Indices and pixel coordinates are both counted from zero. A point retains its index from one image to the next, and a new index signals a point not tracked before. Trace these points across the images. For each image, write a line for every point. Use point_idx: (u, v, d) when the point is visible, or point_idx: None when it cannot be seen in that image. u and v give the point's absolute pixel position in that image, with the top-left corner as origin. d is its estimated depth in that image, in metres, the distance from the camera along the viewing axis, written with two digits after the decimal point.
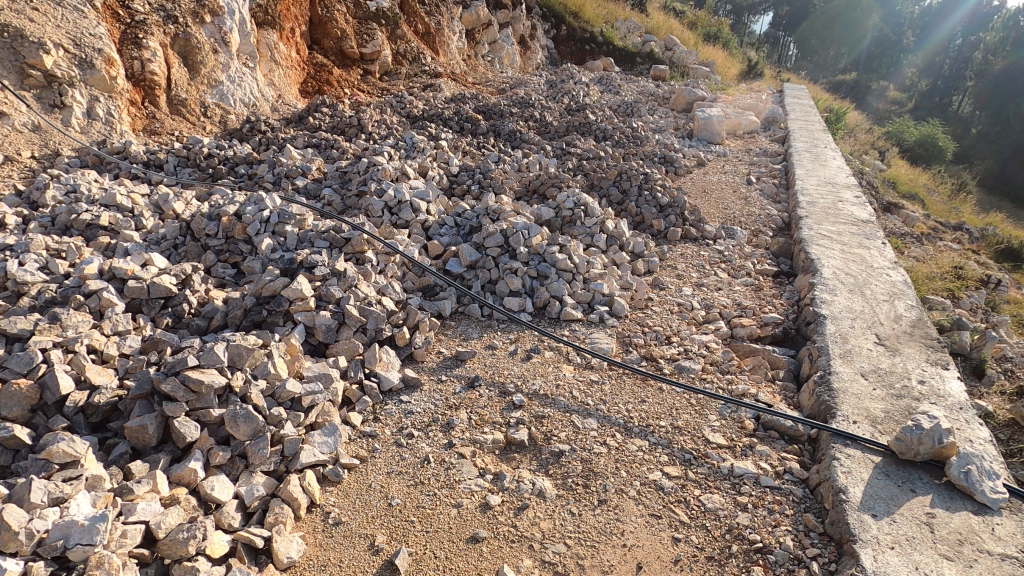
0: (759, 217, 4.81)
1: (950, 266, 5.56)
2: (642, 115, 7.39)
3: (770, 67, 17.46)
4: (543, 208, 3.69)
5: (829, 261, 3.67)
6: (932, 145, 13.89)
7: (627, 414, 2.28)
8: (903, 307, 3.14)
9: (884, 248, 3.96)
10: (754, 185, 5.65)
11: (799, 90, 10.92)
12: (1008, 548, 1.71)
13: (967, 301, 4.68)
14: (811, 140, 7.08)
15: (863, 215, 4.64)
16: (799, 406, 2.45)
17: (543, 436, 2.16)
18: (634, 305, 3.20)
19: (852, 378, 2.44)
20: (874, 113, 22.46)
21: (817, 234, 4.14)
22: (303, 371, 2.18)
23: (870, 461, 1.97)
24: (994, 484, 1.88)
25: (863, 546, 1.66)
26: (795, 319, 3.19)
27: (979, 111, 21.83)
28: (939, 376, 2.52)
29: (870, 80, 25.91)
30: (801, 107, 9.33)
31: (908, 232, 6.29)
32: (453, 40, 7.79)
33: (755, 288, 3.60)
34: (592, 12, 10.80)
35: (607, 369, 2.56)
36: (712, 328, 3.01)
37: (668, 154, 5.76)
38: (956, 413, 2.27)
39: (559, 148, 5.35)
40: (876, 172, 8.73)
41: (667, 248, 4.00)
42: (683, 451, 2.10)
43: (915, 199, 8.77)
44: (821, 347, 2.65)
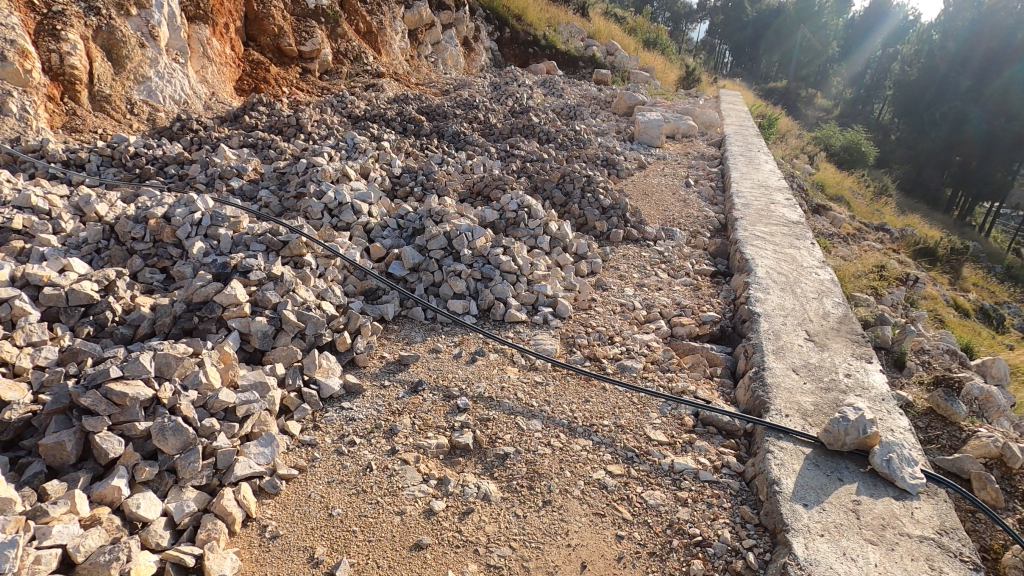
0: (697, 219, 4.96)
1: (874, 265, 5.89)
2: (585, 119, 7.50)
3: (707, 74, 18.03)
4: (486, 211, 3.70)
5: (763, 260, 3.81)
6: (856, 150, 14.65)
7: (571, 415, 2.30)
8: (830, 304, 3.29)
9: (813, 248, 4.15)
10: (692, 187, 5.83)
11: (734, 96, 11.36)
12: (926, 531, 1.81)
13: (889, 297, 4.96)
14: (745, 145, 7.34)
15: (793, 216, 4.84)
16: (735, 401, 2.54)
17: (487, 439, 2.15)
18: (578, 306, 3.23)
19: (784, 374, 2.54)
20: (805, 119, 23.85)
21: (751, 235, 4.31)
22: (237, 380, 2.09)
23: (801, 453, 2.06)
24: (913, 470, 1.99)
25: (794, 536, 1.72)
26: (731, 317, 3.30)
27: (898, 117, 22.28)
28: (864, 370, 2.65)
29: (800, 87, 27.35)
30: (736, 113, 9.70)
31: (835, 232, 6.62)
32: (396, 40, 7.71)
33: (694, 287, 3.71)
34: (535, 16, 10.90)
35: (551, 370, 2.58)
36: (653, 328, 3.07)
37: (610, 157, 5.88)
38: (879, 404, 2.40)
39: (503, 150, 5.37)
40: (806, 175, 9.17)
41: (609, 248, 4.08)
42: (626, 450, 2.14)
43: (842, 202, 9.26)
44: (756, 344, 2.75)
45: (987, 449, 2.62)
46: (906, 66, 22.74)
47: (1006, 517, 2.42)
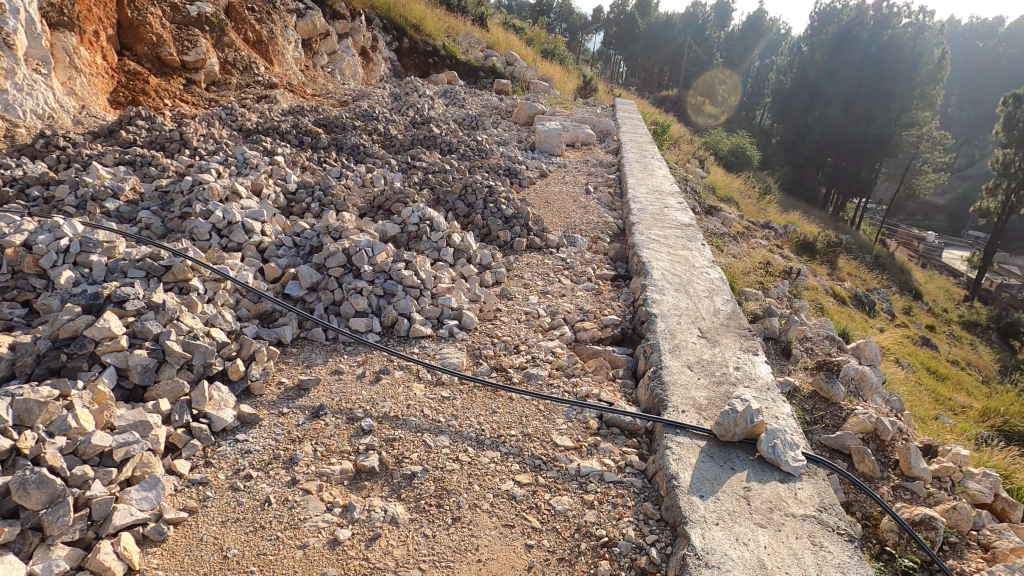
0: (597, 225, 5.13)
1: (761, 261, 6.32)
2: (487, 129, 7.58)
3: (603, 83, 18.74)
4: (387, 224, 3.65)
5: (658, 263, 4.00)
6: (742, 153, 15.75)
7: (479, 428, 2.31)
8: (720, 301, 3.50)
9: (703, 249, 4.39)
10: (592, 194, 6.02)
11: (628, 105, 11.88)
12: (808, 509, 1.96)
13: (774, 291, 5.34)
14: (640, 151, 7.69)
15: (685, 219, 5.12)
16: (637, 401, 2.64)
17: (393, 460, 2.10)
18: (483, 317, 3.24)
19: (680, 371, 2.67)
20: (695, 126, 25.40)
21: (647, 238, 4.50)
22: (114, 422, 1.93)
23: (697, 446, 2.17)
24: (794, 453, 2.15)
25: (693, 527, 1.80)
26: (631, 319, 3.44)
27: (778, 122, 24.20)
28: (751, 362, 2.84)
29: (690, 96, 29.20)
30: (631, 121, 10.14)
31: (725, 232, 7.05)
32: (288, 49, 7.45)
33: (595, 292, 3.83)
34: (433, 26, 10.90)
35: (457, 384, 2.57)
36: (557, 334, 3.14)
37: (512, 166, 5.96)
38: (765, 394, 2.57)
39: (404, 162, 5.30)
40: (698, 179, 9.72)
41: (513, 257, 4.14)
42: (533, 458, 2.17)
43: (731, 203, 9.89)
44: (653, 344, 2.88)
45: (863, 426, 2.89)
46: (782, 76, 24.67)
47: (882, 486, 2.68)
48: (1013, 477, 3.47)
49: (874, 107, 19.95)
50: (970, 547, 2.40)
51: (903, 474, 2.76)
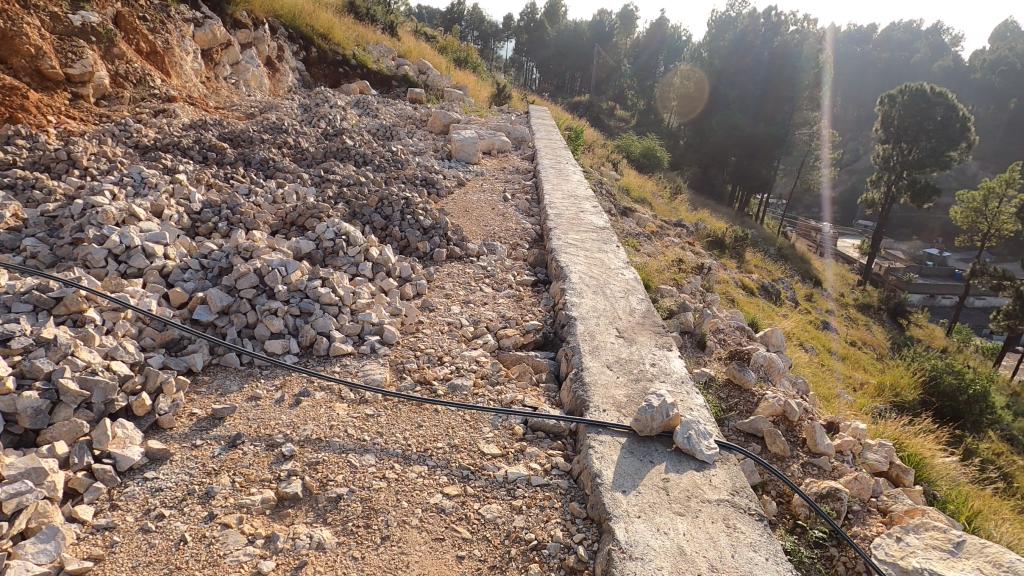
0: (515, 231, 5.22)
1: (674, 258, 6.61)
2: (401, 139, 7.53)
3: (516, 90, 19.00)
4: (301, 241, 3.57)
5: (575, 266, 4.11)
6: (652, 155, 16.42)
7: (405, 443, 2.29)
8: (635, 301, 3.64)
9: (618, 251, 4.55)
10: (509, 202, 6.10)
11: (541, 112, 12.13)
12: (722, 494, 2.08)
13: (688, 286, 5.59)
14: (555, 157, 7.87)
15: (599, 222, 5.29)
16: (560, 403, 2.71)
17: (318, 484, 2.06)
18: (405, 330, 3.22)
19: (600, 371, 2.76)
20: (607, 130, 26.28)
21: (564, 243, 4.62)
22: (3, 472, 1.78)
23: (618, 443, 2.25)
24: (708, 442, 2.28)
25: (617, 522, 1.87)
26: (552, 323, 3.53)
27: (684, 123, 25.42)
28: (666, 358, 2.98)
29: (601, 102, 30.22)
30: (545, 127, 10.35)
31: (640, 232, 7.32)
32: (187, 60, 7.10)
33: (516, 298, 3.89)
34: (341, 35, 10.70)
35: (381, 401, 2.55)
36: (480, 343, 3.17)
37: (428, 176, 5.96)
38: (679, 387, 2.70)
39: (317, 176, 5.17)
40: (612, 182, 10.04)
41: (433, 268, 4.14)
42: (461, 468, 2.18)
43: (645, 203, 10.28)
44: (574, 346, 2.96)
45: (773, 409, 3.10)
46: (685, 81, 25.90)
47: (793, 464, 2.88)
48: (904, 445, 3.81)
49: (771, 109, 21.34)
50: (871, 513, 2.62)
51: (810, 451, 2.97)
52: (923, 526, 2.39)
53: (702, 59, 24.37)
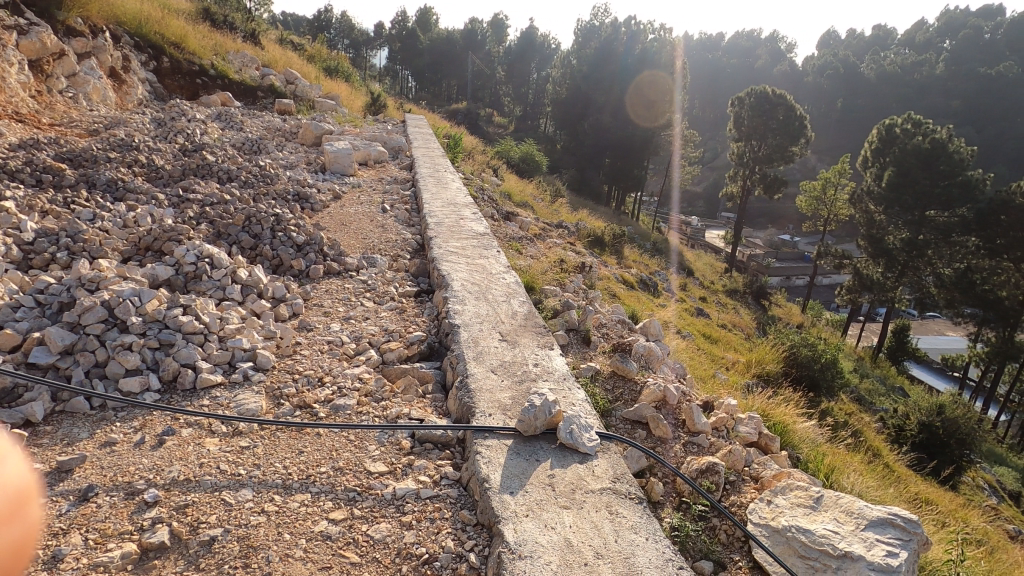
0: (396, 242, 5.14)
1: (556, 259, 6.81)
2: (270, 152, 7.18)
3: (392, 99, 18.74)
4: (158, 268, 3.31)
5: (457, 274, 4.12)
6: (531, 160, 16.87)
7: (285, 472, 2.19)
8: (517, 303, 3.73)
9: (498, 256, 4.63)
10: (389, 213, 6.00)
11: (418, 121, 12.07)
12: (605, 482, 2.17)
13: (570, 285, 5.78)
14: (433, 165, 7.87)
15: (479, 228, 5.34)
16: (447, 413, 2.71)
17: (188, 528, 1.90)
18: (281, 354, 3.06)
19: (485, 376, 2.79)
20: (486, 136, 26.64)
21: (445, 251, 4.62)
22: None
23: (504, 446, 2.29)
24: (589, 434, 2.38)
25: (505, 524, 1.89)
26: (436, 333, 3.52)
27: (560, 128, 26.31)
28: (547, 357, 3.08)
29: (478, 110, 30.59)
30: (421, 135, 10.31)
31: (522, 235, 7.48)
32: (11, 73, 6.30)
33: (399, 310, 3.83)
34: (196, 44, 10.02)
35: (257, 432, 2.42)
36: (362, 359, 3.09)
37: (301, 191, 5.72)
38: (561, 384, 2.80)
39: (175, 196, 4.78)
40: (493, 187, 10.19)
41: (310, 286, 3.97)
42: (347, 491, 2.12)
43: (526, 207, 10.54)
44: (458, 354, 2.97)
45: (654, 396, 3.29)
46: (557, 87, 26.84)
47: (674, 445, 3.06)
48: (770, 415, 4.17)
49: (638, 112, 22.62)
50: (744, 481, 2.84)
51: (689, 431, 3.18)
52: (788, 487, 2.63)
53: (571, 66, 25.41)
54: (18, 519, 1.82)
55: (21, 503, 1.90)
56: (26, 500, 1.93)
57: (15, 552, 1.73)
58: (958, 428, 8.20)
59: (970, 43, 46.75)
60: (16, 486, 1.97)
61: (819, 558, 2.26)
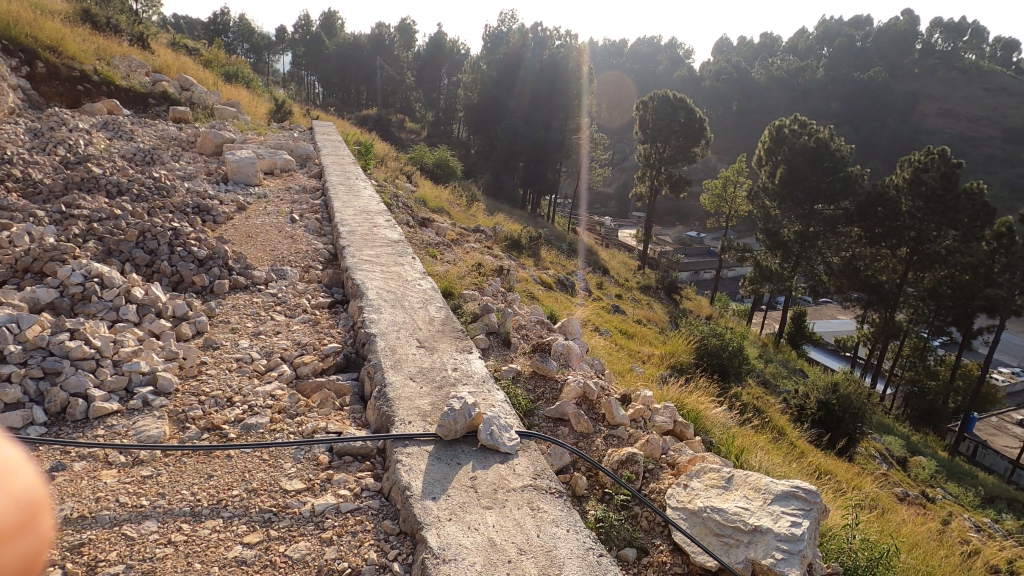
0: (307, 253, 4.98)
1: (473, 263, 6.83)
2: (165, 163, 6.76)
3: (298, 105, 18.13)
4: (38, 291, 3.05)
5: (371, 282, 4.05)
6: (445, 165, 16.81)
7: (194, 499, 2.07)
8: (434, 309, 3.73)
9: (414, 262, 4.60)
10: (298, 223, 5.81)
11: (327, 129, 11.75)
12: (526, 481, 2.22)
13: (489, 288, 5.82)
14: (344, 173, 7.68)
15: (393, 235, 5.28)
16: (367, 424, 2.67)
17: (84, 567, 1.74)
18: (185, 376, 2.89)
19: (403, 384, 2.77)
20: (398, 142, 26.30)
21: (359, 259, 4.54)
22: None
23: (425, 452, 2.28)
24: (508, 435, 2.41)
25: (428, 530, 1.88)
26: (352, 344, 3.46)
27: (472, 133, 26.37)
28: (466, 360, 3.10)
29: (389, 116, 30.15)
30: (330, 143, 10.05)
31: (439, 241, 7.45)
32: None
33: (313, 323, 3.73)
34: (76, 47, 9.27)
35: (161, 459, 2.28)
36: (275, 376, 2.97)
37: (201, 203, 5.42)
38: (481, 387, 2.83)
39: (57, 212, 4.40)
40: (408, 194, 10.09)
41: (215, 302, 3.78)
42: (263, 512, 2.04)
43: (443, 213, 10.51)
44: (376, 363, 2.93)
45: (574, 392, 3.38)
46: (468, 92, 26.93)
47: (596, 438, 3.15)
48: (684, 403, 4.37)
49: (547, 117, 23.01)
50: (662, 468, 2.98)
51: (609, 424, 3.28)
52: (702, 470, 2.78)
53: (481, 72, 25.57)
54: (32, 531, 1.81)
55: (36, 514, 1.88)
56: (40, 509, 1.92)
57: (28, 562, 1.71)
58: (851, 403, 8.89)
59: (844, 50, 51.10)
60: (30, 494, 1.96)
61: (731, 534, 2.40)
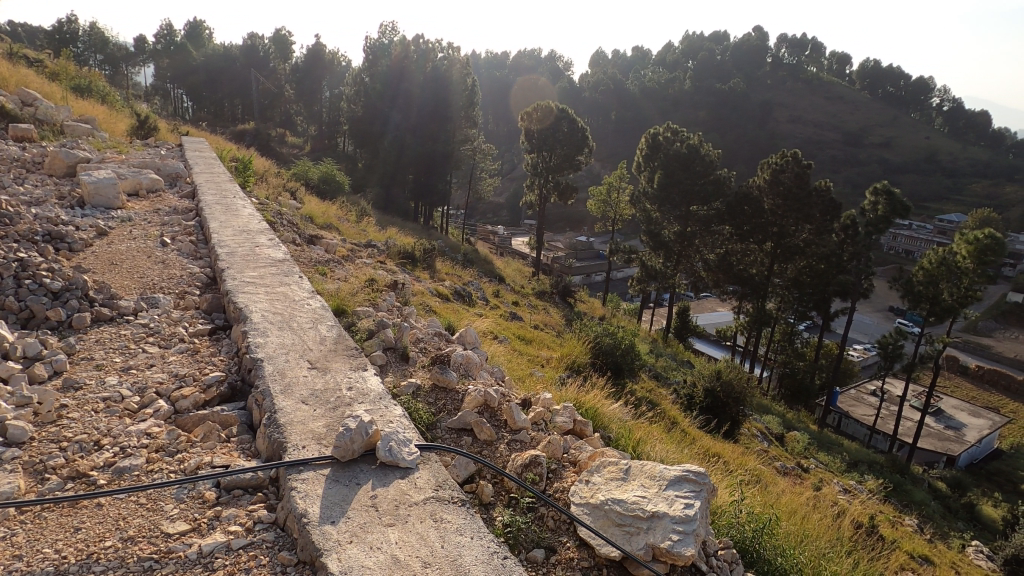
0: (181, 278, 4.65)
1: (366, 279, 6.70)
2: (6, 187, 6.03)
3: (164, 120, 16.89)
4: None
5: (256, 305, 3.85)
6: (332, 180, 16.34)
7: (58, 557, 1.86)
8: (325, 328, 3.62)
9: (301, 282, 4.43)
10: (170, 246, 5.40)
11: (199, 146, 11.06)
12: (429, 494, 2.21)
13: (384, 304, 5.73)
14: (220, 192, 7.25)
15: (278, 255, 5.07)
16: (257, 453, 2.56)
17: None
18: (41, 422, 2.60)
19: (296, 409, 2.66)
20: (279, 158, 25.25)
21: (240, 281, 4.30)
22: None
23: (321, 476, 2.21)
24: (408, 449, 2.39)
25: (328, 556, 1.81)
26: (237, 372, 3.27)
27: (359, 147, 25.79)
28: (361, 378, 3.04)
29: (268, 131, 28.83)
30: (204, 160, 9.45)
31: (329, 258, 7.22)
32: None
33: (192, 352, 3.49)
34: None
35: (16, 517, 2.03)
36: (149, 412, 2.74)
37: (53, 229, 4.89)
38: (378, 404, 2.78)
39: None
40: (293, 211, 9.71)
41: (73, 338, 3.42)
42: (142, 561, 1.87)
43: (331, 229, 10.21)
44: (263, 390, 2.79)
45: (475, 401, 3.41)
46: (351, 105, 26.40)
47: (499, 444, 3.19)
48: (582, 402, 4.51)
49: (435, 128, 22.96)
50: (564, 467, 3.07)
51: (512, 429, 3.33)
52: (602, 465, 2.90)
53: (364, 84, 25.20)
54: None
55: None
56: None
57: None
58: (733, 389, 9.57)
59: (706, 63, 55.38)
60: None
61: (632, 522, 2.52)
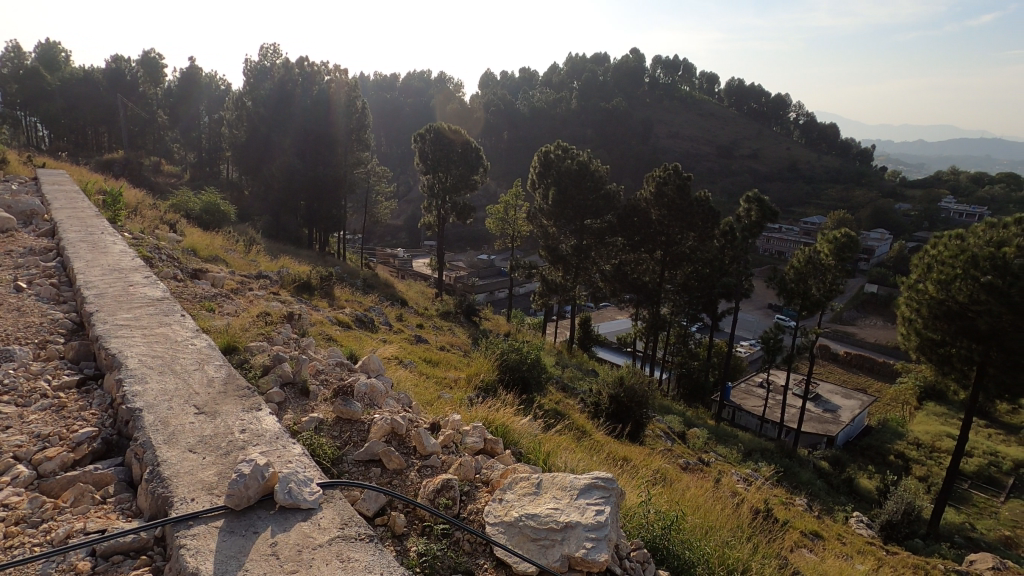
0: (41, 326, 4.20)
1: (259, 312, 6.34)
2: None
3: (12, 151, 15.19)
4: None
5: (132, 349, 3.55)
6: (216, 210, 15.38)
7: None
8: (213, 369, 3.40)
9: (184, 320, 4.15)
10: (25, 291, 4.85)
11: (59, 179, 10.09)
12: (334, 534, 2.12)
13: (279, 337, 5.44)
14: (85, 228, 6.64)
15: (156, 294, 4.71)
16: (139, 512, 2.34)
17: None
18: None
19: (182, 459, 2.46)
20: (153, 188, 23.51)
21: (113, 325, 3.94)
22: None
23: (214, 529, 2.06)
24: (309, 489, 2.29)
25: None
26: (113, 426, 2.99)
27: (246, 174, 24.70)
28: (256, 419, 2.87)
29: (139, 160, 26.79)
30: (65, 195, 8.62)
31: (217, 293, 6.79)
32: None
33: (58, 408, 3.15)
34: None
35: None
36: (5, 480, 2.43)
37: None
38: (275, 445, 2.65)
39: None
40: (173, 245, 9.06)
41: None
42: None
43: (218, 261, 9.63)
44: (143, 443, 2.56)
45: (383, 430, 3.32)
46: (233, 131, 25.33)
47: (410, 472, 3.11)
48: (492, 420, 4.52)
49: (321, 150, 22.34)
50: (477, 488, 3.05)
51: (421, 455, 3.26)
52: (513, 482, 2.92)
53: (245, 108, 24.28)
54: None
55: None
56: None
57: None
58: (635, 393, 9.96)
59: (590, 84, 58.05)
60: None
61: (547, 535, 2.55)
